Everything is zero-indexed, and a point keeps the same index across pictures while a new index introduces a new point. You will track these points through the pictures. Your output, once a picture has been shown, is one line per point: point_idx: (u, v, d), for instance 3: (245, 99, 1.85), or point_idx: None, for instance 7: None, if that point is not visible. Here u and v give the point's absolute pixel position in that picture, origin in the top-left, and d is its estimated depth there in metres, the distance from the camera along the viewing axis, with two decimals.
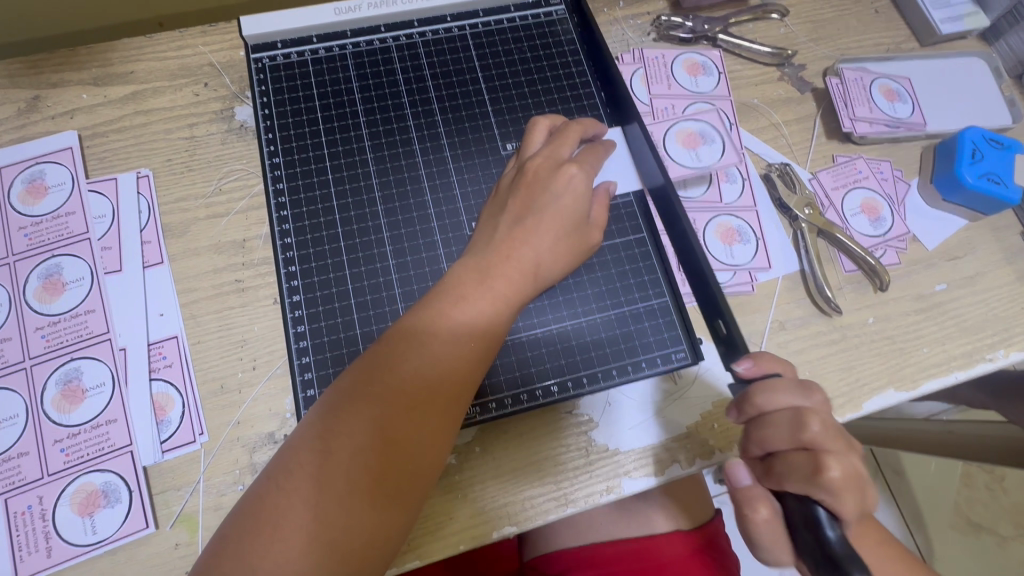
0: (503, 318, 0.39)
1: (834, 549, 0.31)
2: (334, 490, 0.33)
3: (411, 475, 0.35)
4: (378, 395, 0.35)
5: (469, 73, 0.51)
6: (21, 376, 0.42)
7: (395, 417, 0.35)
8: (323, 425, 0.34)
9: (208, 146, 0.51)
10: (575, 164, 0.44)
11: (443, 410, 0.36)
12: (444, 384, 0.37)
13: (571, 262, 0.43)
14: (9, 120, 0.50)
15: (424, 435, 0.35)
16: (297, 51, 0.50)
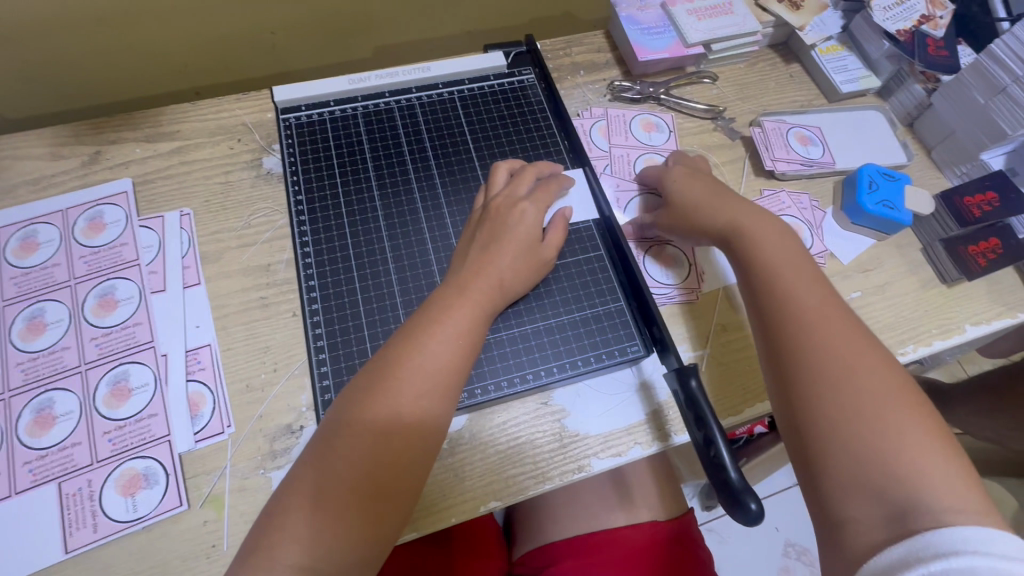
0: (471, 347, 0.47)
1: (733, 485, 0.41)
2: (330, 511, 0.39)
3: (394, 494, 0.41)
4: (354, 447, 0.41)
5: (456, 127, 0.62)
6: (77, 378, 0.50)
7: (374, 463, 0.41)
8: (321, 452, 0.41)
9: (240, 189, 0.61)
10: (528, 202, 0.54)
11: (415, 452, 0.42)
12: (413, 430, 0.42)
13: (529, 277, 0.52)
14: (75, 170, 0.60)
15: (407, 453, 0.42)
16: (318, 112, 0.61)
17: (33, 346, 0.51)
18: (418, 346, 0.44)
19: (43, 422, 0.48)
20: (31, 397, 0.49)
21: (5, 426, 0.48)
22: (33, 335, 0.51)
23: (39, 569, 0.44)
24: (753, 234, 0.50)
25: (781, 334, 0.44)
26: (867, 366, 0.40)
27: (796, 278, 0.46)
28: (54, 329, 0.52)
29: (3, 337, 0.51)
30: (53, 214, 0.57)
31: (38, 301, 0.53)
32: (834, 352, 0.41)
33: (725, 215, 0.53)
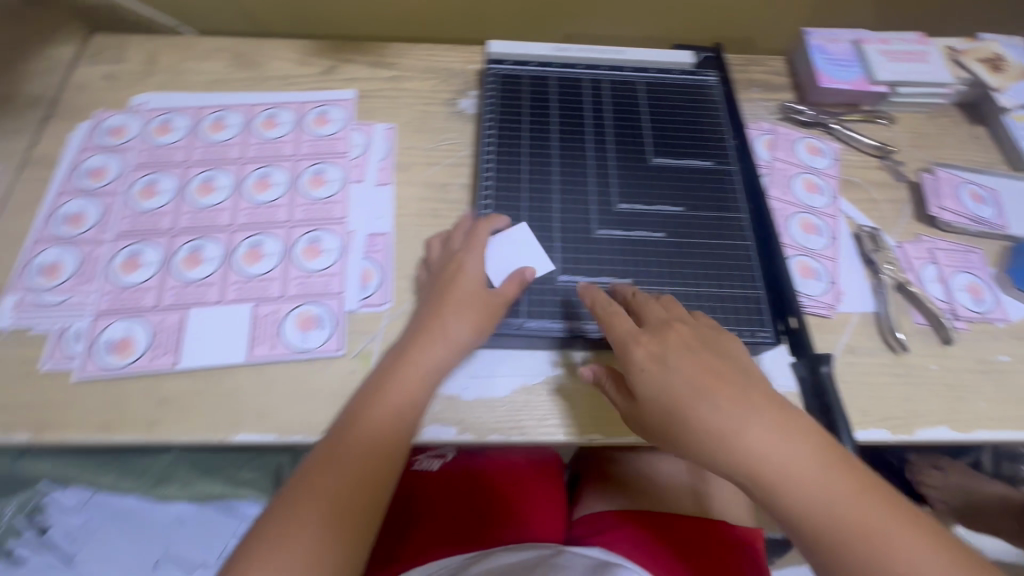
0: (427, 388, 0.51)
1: None
2: (336, 526, 0.44)
3: (363, 508, 0.45)
4: (359, 453, 0.46)
5: (637, 105, 0.66)
6: (284, 231, 0.60)
7: (345, 488, 0.45)
8: (308, 506, 0.44)
9: (436, 119, 0.70)
10: (468, 253, 0.55)
11: (381, 472, 0.47)
12: (382, 452, 0.47)
13: (488, 322, 0.52)
14: (314, 76, 0.73)
15: (370, 479, 0.46)
16: (520, 66, 0.68)
17: (257, 198, 0.62)
18: (375, 403, 0.48)
19: (253, 257, 0.59)
20: (248, 236, 0.60)
21: (226, 251, 0.59)
22: (260, 190, 0.63)
23: (224, 366, 0.54)
24: (751, 396, 0.43)
25: (832, 542, 0.38)
26: (907, 541, 0.37)
27: (781, 445, 0.41)
28: (275, 189, 0.63)
29: (238, 186, 0.63)
30: (292, 103, 0.70)
31: (268, 165, 0.64)
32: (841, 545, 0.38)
33: (758, 434, 0.41)
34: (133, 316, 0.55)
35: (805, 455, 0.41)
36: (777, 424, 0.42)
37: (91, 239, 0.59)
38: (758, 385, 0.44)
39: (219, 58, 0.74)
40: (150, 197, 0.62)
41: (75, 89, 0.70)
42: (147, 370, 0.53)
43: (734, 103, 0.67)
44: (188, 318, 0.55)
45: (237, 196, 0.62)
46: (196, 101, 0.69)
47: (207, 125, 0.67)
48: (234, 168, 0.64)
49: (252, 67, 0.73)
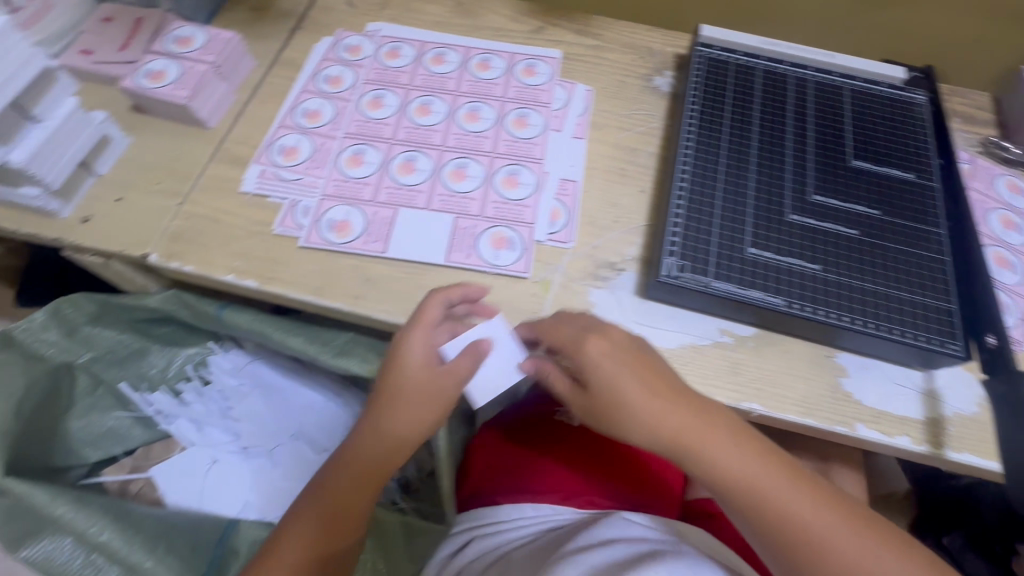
0: (408, 423, 0.53)
1: None
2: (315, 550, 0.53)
3: (352, 521, 0.55)
4: (319, 520, 0.54)
5: (840, 107, 0.66)
6: (488, 160, 0.66)
7: (324, 513, 0.54)
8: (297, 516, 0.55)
9: (632, 90, 0.74)
10: (434, 330, 0.53)
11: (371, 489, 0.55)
12: (384, 462, 0.54)
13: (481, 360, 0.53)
14: (524, 32, 0.79)
15: (363, 489, 0.55)
16: (727, 54, 0.70)
17: (467, 127, 0.68)
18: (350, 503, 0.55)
19: (459, 176, 0.64)
20: (455, 158, 0.66)
21: (436, 166, 0.65)
22: (470, 121, 0.69)
23: (424, 263, 0.59)
24: (718, 454, 0.48)
25: (797, 545, 0.47)
26: (850, 546, 0.46)
27: (751, 483, 0.48)
28: (483, 122, 0.69)
29: (452, 114, 0.69)
30: (505, 53, 0.76)
31: (479, 102, 0.70)
32: (812, 557, 0.46)
33: (721, 454, 0.49)
34: (353, 204, 0.62)
35: (771, 485, 0.48)
36: (750, 469, 0.48)
37: (325, 133, 0.67)
38: (730, 439, 0.49)
39: (442, 4, 0.81)
40: (376, 109, 0.69)
41: (320, 9, 0.80)
42: (360, 251, 0.60)
43: (941, 124, 0.67)
44: (398, 215, 0.62)
45: (450, 122, 0.69)
46: (421, 36, 0.76)
47: (430, 58, 0.74)
48: (449, 98, 0.71)
49: (471, 16, 0.80)
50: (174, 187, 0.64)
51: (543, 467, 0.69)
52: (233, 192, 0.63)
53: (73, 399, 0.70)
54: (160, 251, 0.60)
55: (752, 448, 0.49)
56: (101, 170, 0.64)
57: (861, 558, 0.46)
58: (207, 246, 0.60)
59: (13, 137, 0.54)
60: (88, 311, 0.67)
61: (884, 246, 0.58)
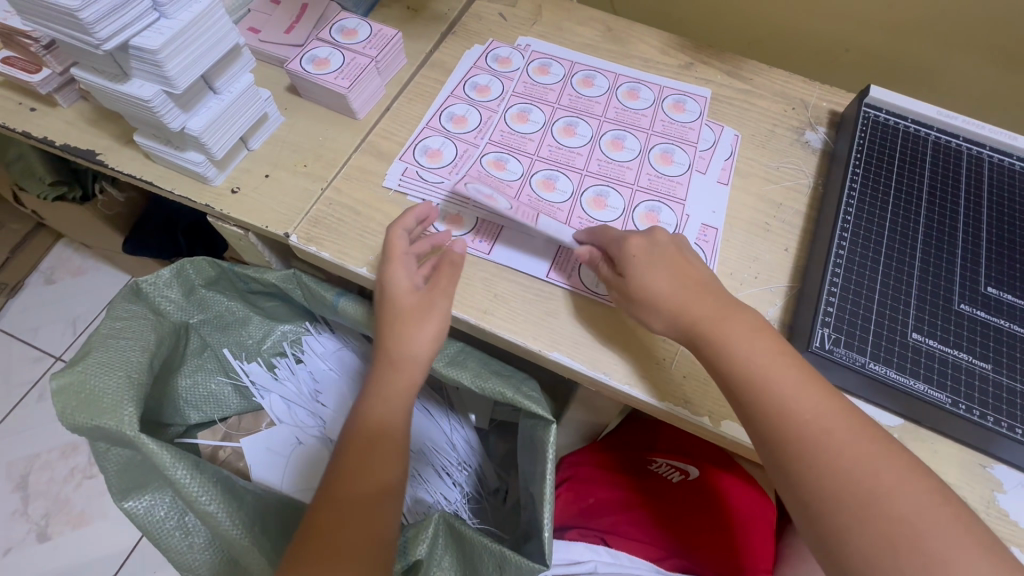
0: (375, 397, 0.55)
1: None
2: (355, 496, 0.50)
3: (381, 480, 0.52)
4: (380, 427, 0.53)
5: (1019, 194, 0.61)
6: (629, 192, 0.65)
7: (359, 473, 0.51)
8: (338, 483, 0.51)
9: (781, 141, 0.71)
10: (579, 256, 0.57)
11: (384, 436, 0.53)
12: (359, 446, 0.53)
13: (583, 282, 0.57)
14: (673, 67, 0.77)
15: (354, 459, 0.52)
16: (895, 119, 0.66)
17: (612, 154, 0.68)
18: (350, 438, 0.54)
19: (599, 203, 0.64)
20: (596, 185, 0.65)
21: (576, 189, 0.65)
22: (614, 148, 0.68)
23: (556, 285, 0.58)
24: (734, 342, 0.49)
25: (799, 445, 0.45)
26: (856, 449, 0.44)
27: (765, 378, 0.47)
28: (627, 152, 0.68)
29: (596, 140, 0.69)
30: (654, 85, 0.75)
31: (623, 131, 0.70)
32: (819, 467, 0.44)
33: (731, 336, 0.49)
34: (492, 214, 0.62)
35: (788, 388, 0.46)
36: (771, 371, 0.47)
37: (468, 140, 0.68)
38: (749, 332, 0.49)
39: (592, 27, 0.80)
40: (522, 122, 0.70)
41: (473, 17, 0.80)
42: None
43: None
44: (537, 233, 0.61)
45: (594, 147, 0.68)
46: (571, 57, 0.77)
47: (578, 80, 0.74)
48: (595, 124, 0.70)
49: (620, 43, 0.79)
50: (319, 171, 0.65)
51: (623, 513, 0.66)
52: (375, 186, 0.64)
53: (184, 358, 0.72)
54: (301, 233, 0.61)
55: (775, 348, 0.48)
56: (253, 145, 0.65)
57: (867, 463, 0.43)
58: (345, 235, 0.61)
59: (193, 105, 0.56)
60: (208, 275, 0.69)
61: None
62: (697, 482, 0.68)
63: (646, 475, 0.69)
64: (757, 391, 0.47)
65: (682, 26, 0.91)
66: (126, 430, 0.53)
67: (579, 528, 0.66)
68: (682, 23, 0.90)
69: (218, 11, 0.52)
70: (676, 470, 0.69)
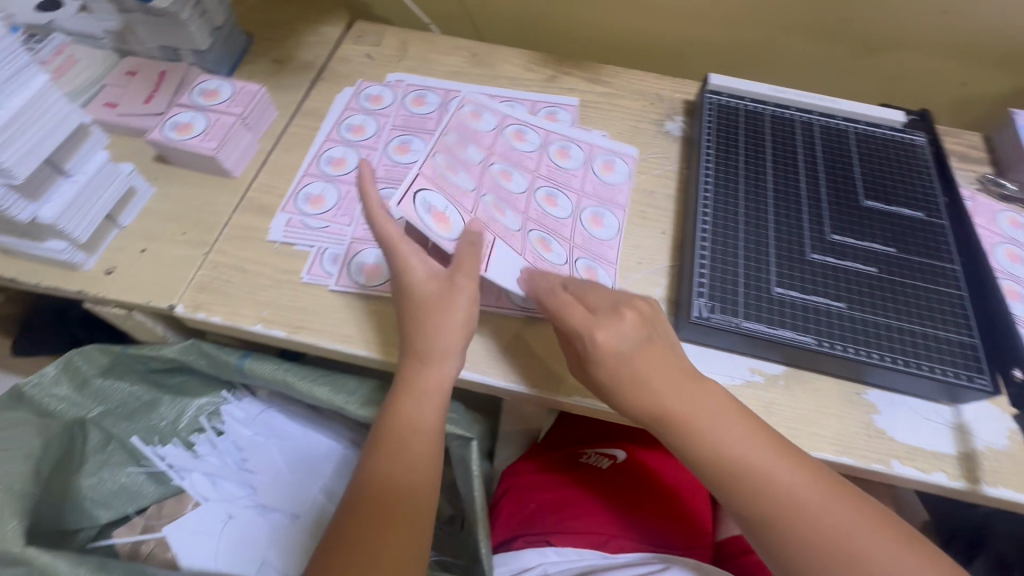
0: (381, 447, 0.51)
1: None
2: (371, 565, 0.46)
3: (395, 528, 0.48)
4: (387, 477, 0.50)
5: (846, 149, 0.70)
6: (576, 196, 0.66)
7: (369, 520, 0.48)
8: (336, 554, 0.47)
9: (645, 135, 0.77)
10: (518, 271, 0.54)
11: (404, 488, 0.50)
12: (372, 495, 0.49)
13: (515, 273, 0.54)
14: (538, 81, 0.82)
15: (372, 517, 0.48)
16: (735, 99, 0.73)
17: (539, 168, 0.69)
18: (356, 496, 0.50)
19: (549, 203, 0.64)
20: (538, 196, 0.65)
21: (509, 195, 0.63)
22: (517, 140, 0.67)
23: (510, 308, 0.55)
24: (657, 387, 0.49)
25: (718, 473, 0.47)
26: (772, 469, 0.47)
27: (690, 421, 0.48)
28: (529, 145, 0.67)
29: (500, 130, 0.66)
30: (524, 101, 0.79)
31: None
32: (754, 497, 0.46)
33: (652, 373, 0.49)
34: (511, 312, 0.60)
35: (697, 412, 0.48)
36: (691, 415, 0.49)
37: (350, 181, 0.68)
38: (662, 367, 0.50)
39: (458, 56, 0.84)
40: (403, 153, 0.71)
41: (340, 61, 0.82)
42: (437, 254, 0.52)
43: (944, 164, 0.69)
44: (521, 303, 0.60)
45: (500, 136, 0.66)
46: (442, 85, 0.79)
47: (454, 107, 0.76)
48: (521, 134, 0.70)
49: (486, 66, 0.83)
50: (200, 237, 0.64)
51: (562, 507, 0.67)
52: (260, 241, 0.63)
53: (84, 457, 0.68)
54: (187, 302, 0.59)
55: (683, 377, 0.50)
56: (124, 222, 0.63)
57: (795, 485, 0.46)
58: (235, 296, 0.60)
59: (42, 193, 0.54)
60: (100, 364, 0.67)
61: (907, 282, 0.59)
62: (626, 464, 0.70)
63: (579, 468, 0.71)
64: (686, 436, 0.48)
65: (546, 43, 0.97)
66: (8, 545, 0.52)
67: (524, 536, 0.66)
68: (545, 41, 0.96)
69: (53, 95, 0.51)
70: (604, 456, 0.72)
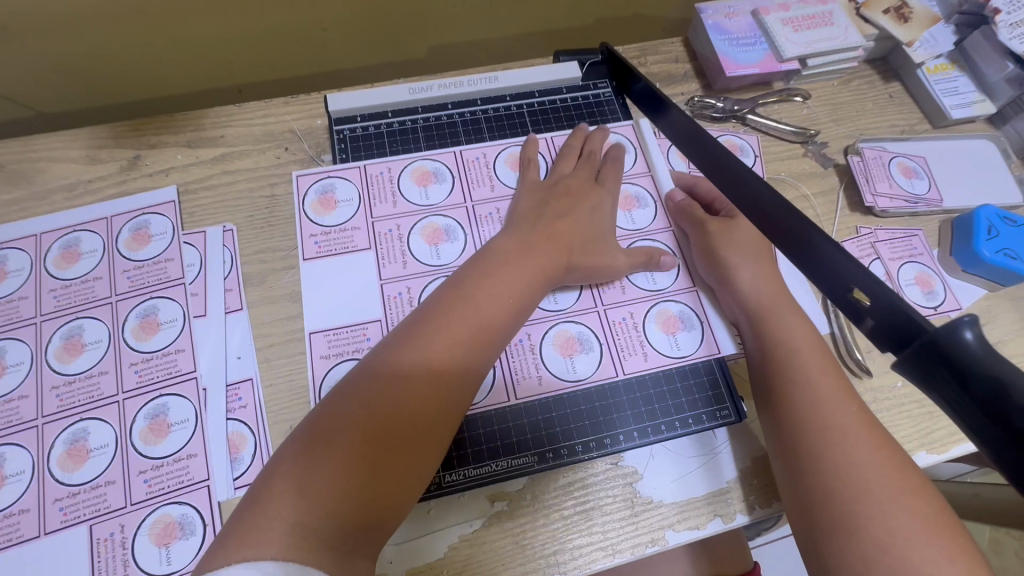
0: (458, 311, 0.43)
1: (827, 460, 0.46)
2: (373, 453, 0.36)
3: (427, 431, 0.39)
4: (472, 358, 0.42)
5: (521, 131, 0.60)
6: (471, 224, 0.55)
7: (406, 405, 0.38)
8: (355, 414, 0.37)
9: (286, 205, 0.55)
10: (591, 200, 0.53)
11: (462, 362, 0.42)
12: (427, 392, 0.40)
13: (533, 290, 0.47)
14: (112, 176, 0.56)
15: (423, 403, 0.39)
16: (374, 123, 0.58)
17: (644, 286, 0.54)
18: (407, 373, 0.39)
19: (516, 163, 0.57)
20: (649, 304, 0.53)
21: (412, 293, 0.51)
22: (513, 168, 0.57)
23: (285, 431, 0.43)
24: (788, 338, 0.47)
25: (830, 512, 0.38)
26: (867, 490, 0.38)
27: (838, 417, 0.41)
28: (440, 184, 0.56)
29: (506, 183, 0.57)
30: (96, 221, 0.53)
31: (77, 317, 0.49)
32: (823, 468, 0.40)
33: (809, 351, 0.46)
34: (429, 276, 0.52)
35: (839, 416, 0.41)
36: (792, 337, 0.47)
37: None
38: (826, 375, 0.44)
39: None
40: None
41: None
42: (301, 238, 0.53)
43: (637, 78, 0.56)
44: (429, 284, 0.52)
45: (501, 187, 0.56)
46: None
47: None
48: (642, 175, 0.59)
49: (25, 180, 0.55)
50: None
51: None
52: None
53: None
54: None
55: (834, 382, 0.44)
56: None
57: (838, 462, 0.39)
58: None
59: None
60: None
61: (623, 315, 0.52)
62: None
63: None
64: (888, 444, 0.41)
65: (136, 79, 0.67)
66: None
67: None
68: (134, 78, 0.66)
69: None
70: None
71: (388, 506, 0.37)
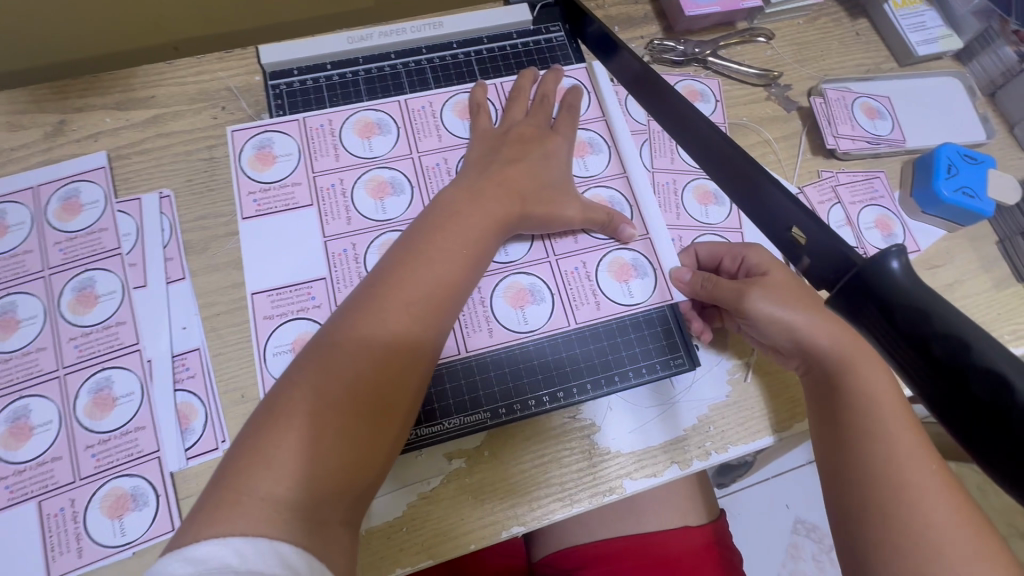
0: (416, 271, 0.41)
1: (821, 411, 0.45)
2: (339, 419, 0.35)
3: (393, 392, 0.38)
4: (432, 316, 0.41)
5: (469, 79, 0.57)
6: (418, 177, 0.52)
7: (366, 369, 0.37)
8: (315, 383, 0.36)
9: (226, 167, 0.53)
10: (540, 146, 0.51)
11: (422, 321, 0.40)
12: (390, 354, 0.38)
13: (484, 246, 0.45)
14: (35, 143, 0.52)
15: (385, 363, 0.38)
16: (313, 77, 0.55)
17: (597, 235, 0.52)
18: (364, 337, 0.38)
19: (465, 111, 0.55)
20: (602, 253, 0.52)
21: (358, 250, 0.50)
22: (462, 117, 0.55)
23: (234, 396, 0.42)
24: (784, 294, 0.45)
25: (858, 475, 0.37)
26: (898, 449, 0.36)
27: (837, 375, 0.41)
28: (385, 136, 0.53)
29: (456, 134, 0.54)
30: (21, 192, 0.50)
31: (8, 293, 0.47)
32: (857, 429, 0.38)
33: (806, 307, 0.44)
34: (375, 232, 0.50)
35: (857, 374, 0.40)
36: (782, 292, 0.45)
37: None
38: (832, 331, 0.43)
39: None
40: None
41: None
42: (239, 196, 0.51)
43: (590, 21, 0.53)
44: (376, 240, 0.50)
45: (450, 138, 0.54)
46: None
47: None
48: (597, 120, 0.57)
49: None
50: None
51: None
52: None
53: None
54: None
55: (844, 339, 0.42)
56: None
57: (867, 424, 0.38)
58: None
59: None
60: None
61: (576, 265, 0.51)
62: None
63: None
64: (845, 386, 0.40)
65: (57, 37, 0.62)
66: None
67: None
68: (55, 36, 0.61)
69: None
70: None
71: (359, 471, 0.36)
